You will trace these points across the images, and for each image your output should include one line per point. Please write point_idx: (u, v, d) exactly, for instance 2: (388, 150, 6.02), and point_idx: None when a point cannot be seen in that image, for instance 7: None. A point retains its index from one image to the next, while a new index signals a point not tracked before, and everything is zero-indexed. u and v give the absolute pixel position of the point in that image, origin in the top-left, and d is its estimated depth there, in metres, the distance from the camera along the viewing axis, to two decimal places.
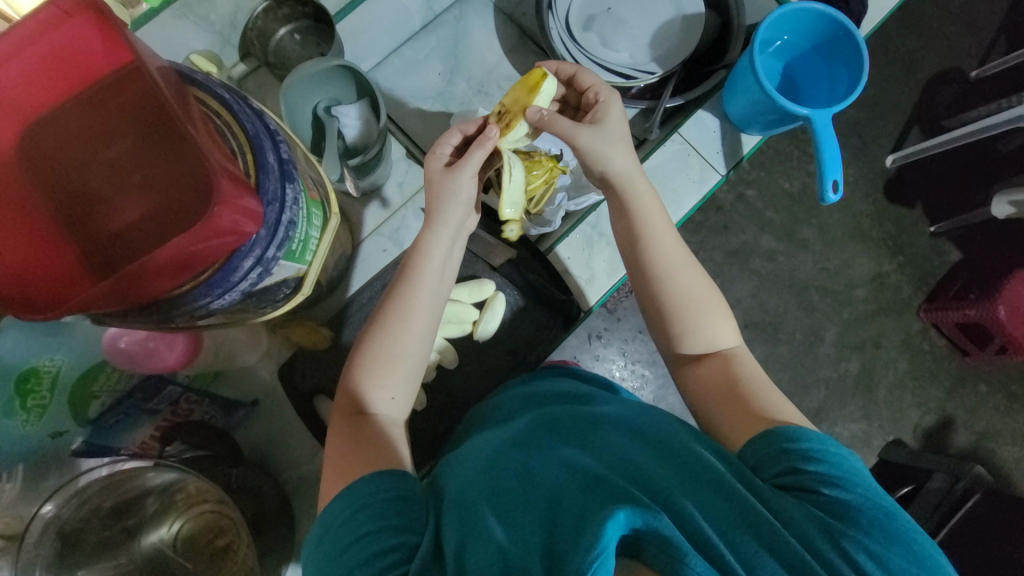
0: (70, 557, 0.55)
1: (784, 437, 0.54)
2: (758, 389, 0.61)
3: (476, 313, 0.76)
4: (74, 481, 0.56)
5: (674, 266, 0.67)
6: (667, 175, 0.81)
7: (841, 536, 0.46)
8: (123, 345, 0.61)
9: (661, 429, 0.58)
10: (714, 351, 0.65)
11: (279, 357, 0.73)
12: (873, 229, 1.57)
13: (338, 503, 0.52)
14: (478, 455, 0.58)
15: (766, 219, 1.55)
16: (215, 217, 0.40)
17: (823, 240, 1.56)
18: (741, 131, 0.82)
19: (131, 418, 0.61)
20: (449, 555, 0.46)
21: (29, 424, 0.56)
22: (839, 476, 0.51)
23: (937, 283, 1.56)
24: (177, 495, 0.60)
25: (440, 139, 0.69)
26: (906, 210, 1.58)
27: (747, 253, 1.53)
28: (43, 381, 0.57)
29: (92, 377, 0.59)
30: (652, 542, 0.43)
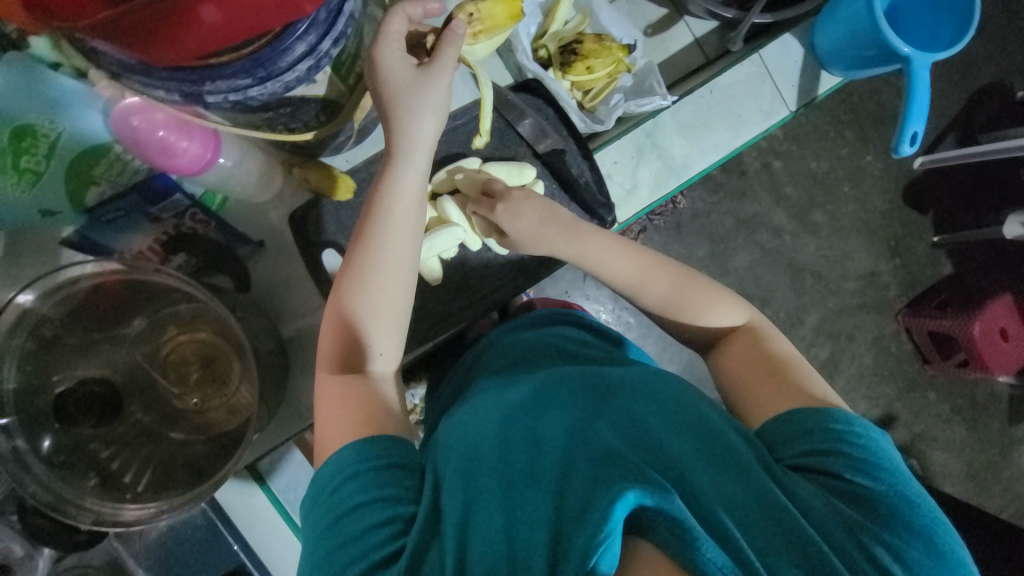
0: (50, 355, 0.56)
1: (825, 416, 0.53)
2: (791, 367, 0.60)
3: None
4: (55, 275, 0.53)
5: (640, 284, 0.65)
6: (735, 97, 0.75)
7: (862, 531, 0.46)
8: (135, 124, 0.46)
9: (676, 401, 0.56)
10: (739, 325, 0.64)
11: (291, 203, 0.67)
12: (881, 226, 1.57)
13: (335, 462, 0.50)
14: (485, 414, 0.56)
15: (785, 194, 1.52)
16: None
17: (832, 227, 1.55)
18: (821, 68, 0.77)
19: (130, 218, 0.54)
20: (451, 524, 0.45)
21: (18, 189, 0.48)
22: (870, 463, 0.51)
23: (922, 291, 1.59)
24: (167, 321, 0.60)
25: (383, 28, 0.51)
26: (917, 215, 1.58)
27: (757, 224, 1.51)
28: (39, 144, 0.47)
29: (93, 159, 0.49)
30: (662, 523, 0.42)
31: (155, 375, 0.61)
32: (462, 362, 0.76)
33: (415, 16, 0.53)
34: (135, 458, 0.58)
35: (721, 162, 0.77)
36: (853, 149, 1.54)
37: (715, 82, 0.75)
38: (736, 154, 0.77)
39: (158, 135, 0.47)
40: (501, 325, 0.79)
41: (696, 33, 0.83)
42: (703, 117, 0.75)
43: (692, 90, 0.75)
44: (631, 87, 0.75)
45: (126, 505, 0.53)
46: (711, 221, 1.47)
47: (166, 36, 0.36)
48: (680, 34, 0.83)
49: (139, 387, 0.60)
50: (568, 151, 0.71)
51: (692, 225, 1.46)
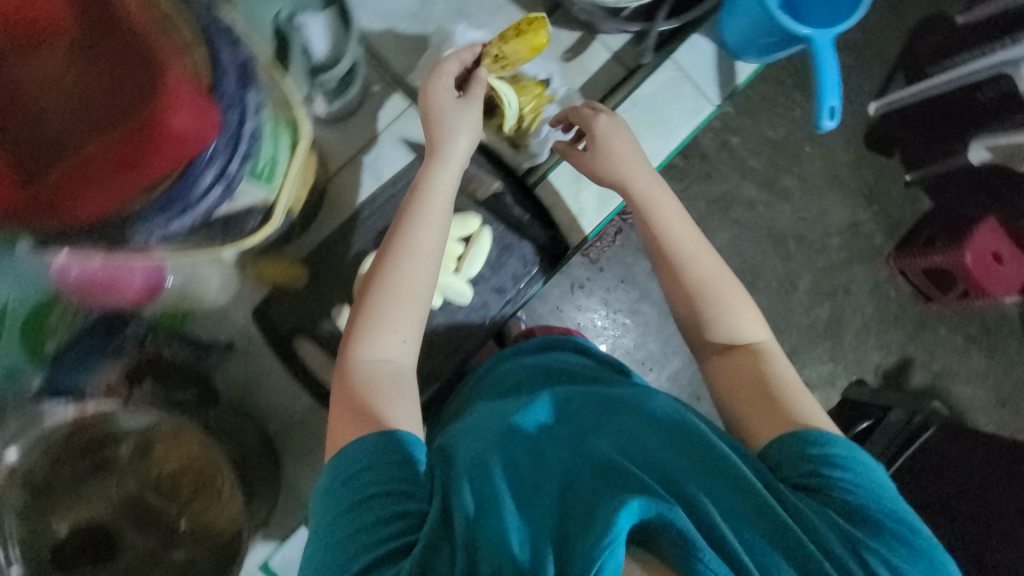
0: (44, 502, 0.57)
1: (809, 440, 0.53)
2: (790, 387, 0.59)
3: (462, 248, 0.71)
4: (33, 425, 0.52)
5: (697, 252, 0.66)
6: (659, 104, 0.77)
7: (856, 542, 0.47)
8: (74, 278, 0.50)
9: (670, 414, 0.56)
10: (738, 346, 0.63)
11: (253, 298, 0.68)
12: (850, 176, 1.55)
13: (353, 452, 0.51)
14: (492, 421, 0.55)
15: (749, 167, 1.52)
16: (170, 120, 0.37)
17: (804, 189, 1.54)
18: (736, 58, 0.78)
19: (97, 355, 0.57)
20: (460, 522, 0.45)
21: None
22: (861, 485, 0.50)
23: (906, 233, 1.55)
24: (153, 440, 0.58)
25: (439, 69, 0.65)
26: (885, 159, 1.55)
27: (729, 203, 1.51)
28: None
29: (44, 314, 0.53)
30: (665, 534, 0.43)
31: (149, 498, 0.60)
32: (460, 384, 0.77)
33: (465, 61, 0.68)
34: None
35: (660, 167, 0.79)
36: (805, 110, 1.54)
37: (636, 95, 0.77)
38: (671, 157, 0.79)
39: (100, 280, 0.51)
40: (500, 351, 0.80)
41: (611, 49, 0.85)
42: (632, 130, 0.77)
43: (616, 107, 0.77)
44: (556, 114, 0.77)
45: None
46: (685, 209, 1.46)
47: (70, 198, 0.37)
48: (596, 53, 0.85)
49: (132, 510, 0.60)
50: (507, 194, 0.74)
51: None
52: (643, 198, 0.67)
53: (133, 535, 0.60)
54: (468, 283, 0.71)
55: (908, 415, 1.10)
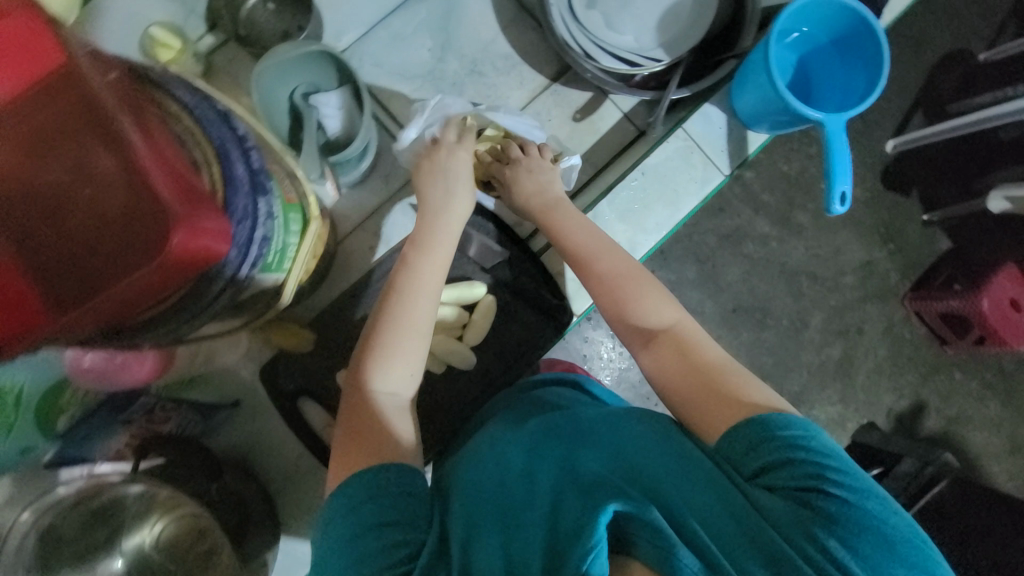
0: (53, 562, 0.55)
1: (772, 424, 0.50)
2: (722, 373, 0.57)
3: (465, 315, 0.72)
4: (48, 492, 0.56)
5: (605, 250, 0.66)
6: (668, 174, 0.77)
7: (817, 528, 0.44)
8: (88, 363, 0.51)
9: (645, 425, 0.55)
10: (657, 335, 0.61)
11: (260, 357, 0.70)
12: (869, 217, 1.45)
13: (353, 488, 0.49)
14: (487, 456, 0.58)
15: (761, 201, 1.43)
16: (175, 248, 0.37)
17: (818, 227, 1.44)
18: (747, 128, 0.78)
19: (103, 430, 0.59)
20: (457, 549, 0.47)
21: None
22: (828, 468, 0.47)
23: (924, 272, 1.45)
24: (157, 496, 0.57)
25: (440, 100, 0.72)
26: (902, 198, 1.45)
27: (740, 238, 1.42)
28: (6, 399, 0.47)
29: (60, 391, 0.52)
30: (641, 533, 0.44)
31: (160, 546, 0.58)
32: (456, 420, 0.74)
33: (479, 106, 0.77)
34: None
35: (669, 236, 0.79)
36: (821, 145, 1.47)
37: (646, 163, 0.77)
38: (679, 225, 0.79)
39: (118, 360, 0.54)
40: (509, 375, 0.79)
41: (623, 108, 0.86)
42: (641, 198, 0.77)
43: (625, 174, 0.77)
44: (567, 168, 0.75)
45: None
46: (693, 243, 1.39)
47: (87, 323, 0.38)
48: (608, 113, 0.86)
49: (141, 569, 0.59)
50: (513, 260, 0.75)
51: (677, 251, 1.39)
52: (562, 215, 0.68)
53: None
54: (469, 350, 0.73)
55: (920, 467, 1.04)
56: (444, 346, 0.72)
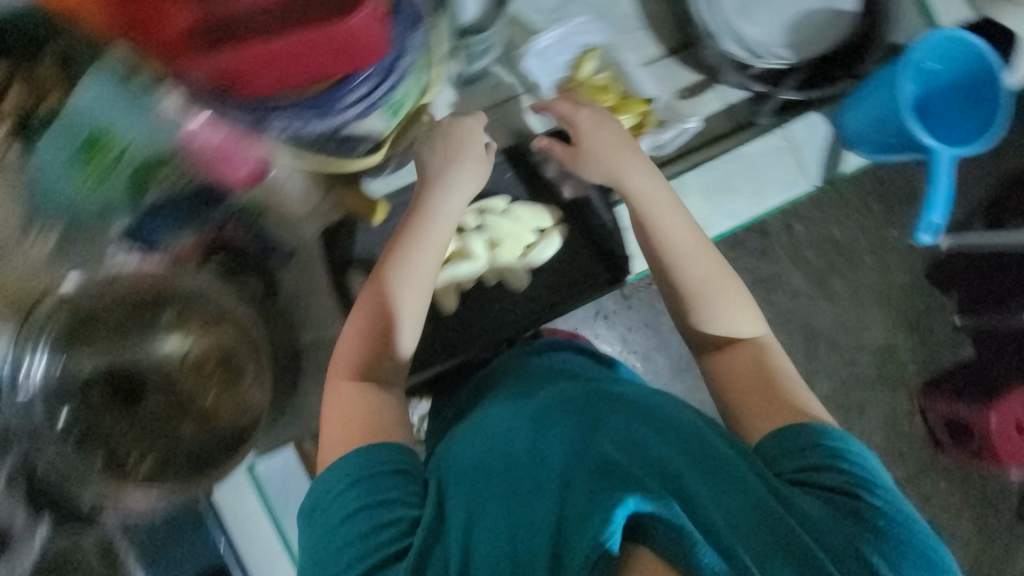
0: (81, 337, 0.58)
1: (817, 431, 0.53)
2: (785, 383, 0.59)
3: (534, 238, 0.72)
4: (103, 262, 0.58)
5: (687, 253, 0.63)
6: (762, 166, 0.78)
7: (857, 538, 0.45)
8: (203, 142, 0.49)
9: (677, 416, 0.54)
10: (735, 342, 0.62)
11: (323, 218, 0.70)
12: (901, 299, 1.25)
13: (339, 466, 0.52)
14: (495, 423, 0.55)
15: (802, 256, 1.23)
16: (346, 24, 0.45)
17: (852, 296, 1.25)
18: (846, 148, 0.81)
19: (178, 219, 0.58)
20: (456, 530, 0.46)
21: (83, 186, 0.49)
22: (866, 484, 0.49)
23: (937, 370, 1.24)
24: (196, 310, 0.61)
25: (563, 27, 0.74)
26: (933, 290, 1.25)
27: (770, 286, 1.21)
28: (109, 147, 0.47)
29: (160, 166, 0.51)
30: (661, 529, 0.41)
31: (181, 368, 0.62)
32: (493, 338, 0.73)
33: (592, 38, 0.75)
34: (148, 451, 0.59)
35: (742, 226, 0.80)
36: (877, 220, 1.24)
37: (744, 150, 0.78)
38: (754, 221, 0.80)
39: (225, 153, 0.51)
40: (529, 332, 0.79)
41: (726, 101, 0.84)
42: (728, 181, 0.78)
43: (719, 154, 0.78)
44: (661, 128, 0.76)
45: (153, 488, 0.58)
46: None
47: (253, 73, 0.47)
48: (710, 101, 0.84)
49: (159, 380, 0.61)
50: (593, 202, 0.74)
51: None
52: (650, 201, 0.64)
53: (153, 396, 0.61)
54: (527, 272, 0.73)
55: None
56: (505, 260, 0.71)
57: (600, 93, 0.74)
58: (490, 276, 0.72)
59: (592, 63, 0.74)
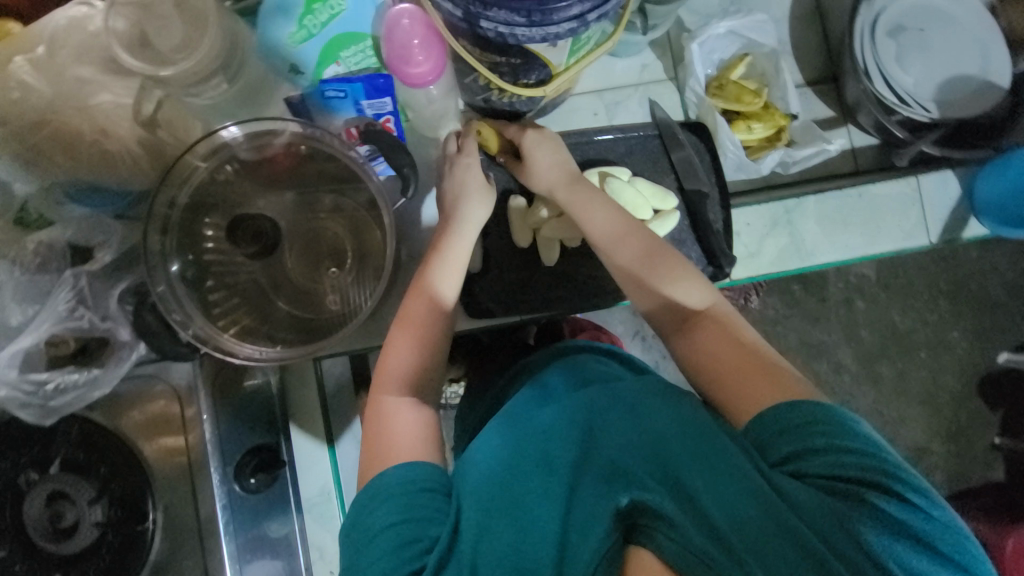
0: (218, 187, 0.62)
1: (812, 410, 0.48)
2: (757, 356, 0.54)
3: (648, 217, 0.69)
4: (265, 123, 0.60)
5: (617, 236, 0.60)
6: (881, 208, 0.78)
7: (858, 526, 0.42)
8: (397, 27, 0.57)
9: (670, 399, 0.51)
10: (698, 319, 0.57)
11: None
12: (947, 406, 1.16)
13: (382, 478, 0.49)
14: (502, 429, 0.56)
15: (858, 335, 1.16)
16: None
17: (898, 389, 1.16)
18: (972, 214, 0.80)
19: (339, 104, 0.60)
20: (465, 548, 0.45)
21: (290, 43, 0.58)
22: (878, 465, 0.45)
23: (965, 490, 1.14)
24: (318, 201, 0.65)
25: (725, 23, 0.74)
26: (983, 409, 1.16)
27: (818, 353, 1.14)
28: (323, 12, 0.57)
29: (351, 42, 0.59)
30: (646, 518, 0.43)
31: (283, 245, 0.63)
32: (574, 303, 0.73)
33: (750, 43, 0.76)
34: (239, 309, 0.62)
35: (846, 262, 0.79)
36: (943, 321, 1.17)
37: (868, 188, 0.78)
38: (861, 260, 0.79)
39: (411, 42, 0.57)
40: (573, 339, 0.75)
41: (855, 144, 0.83)
42: (844, 213, 0.78)
43: (844, 184, 0.78)
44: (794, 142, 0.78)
45: (243, 346, 0.61)
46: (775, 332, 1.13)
47: None
48: (839, 136, 0.83)
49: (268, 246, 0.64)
50: (710, 199, 0.72)
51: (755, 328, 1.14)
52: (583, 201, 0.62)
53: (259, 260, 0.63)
54: None
55: None
56: None
57: (744, 94, 0.75)
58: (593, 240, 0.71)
59: (741, 65, 0.76)
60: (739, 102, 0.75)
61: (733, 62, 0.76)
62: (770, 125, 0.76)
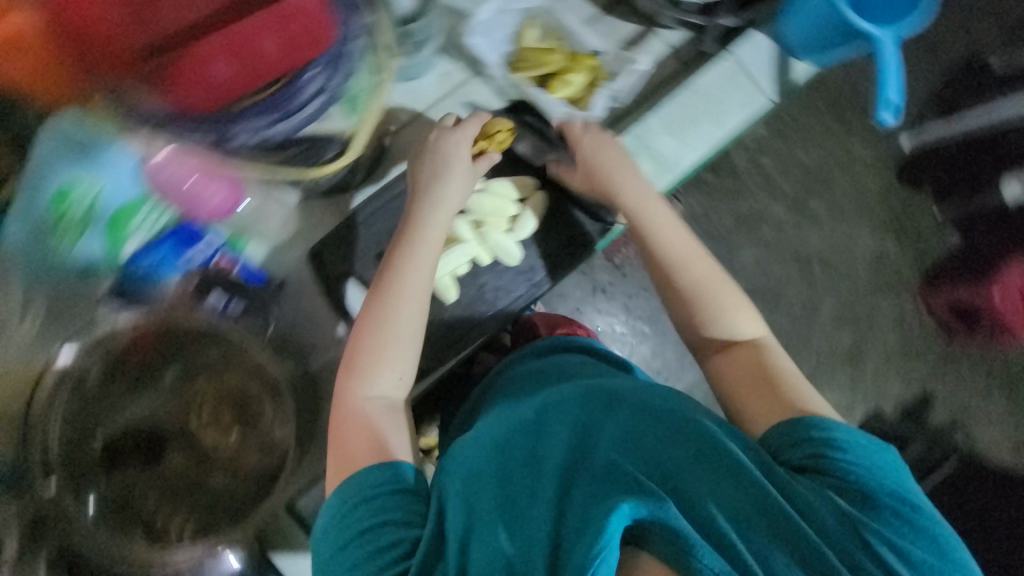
0: (89, 412, 0.59)
1: (819, 424, 0.52)
2: (790, 381, 0.59)
3: (516, 208, 0.71)
4: (95, 327, 0.59)
5: (688, 256, 0.66)
6: (716, 94, 0.80)
7: (858, 525, 0.45)
8: (162, 175, 0.54)
9: (665, 402, 0.54)
10: (736, 344, 0.63)
11: (307, 241, 0.70)
12: (881, 206, 1.23)
13: (345, 489, 0.53)
14: (491, 428, 0.56)
15: (779, 188, 1.21)
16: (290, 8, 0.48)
17: (836, 215, 1.22)
18: (793, 58, 0.82)
19: (162, 269, 0.60)
20: (453, 541, 0.46)
21: (64, 246, 0.54)
22: (870, 482, 0.49)
23: (935, 265, 1.22)
24: (196, 369, 0.62)
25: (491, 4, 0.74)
26: (913, 192, 1.24)
27: (756, 221, 1.20)
28: (75, 205, 0.52)
29: (128, 213, 0.55)
30: (658, 534, 0.42)
31: (187, 423, 0.61)
32: (494, 324, 0.72)
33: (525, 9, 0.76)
34: (175, 511, 0.58)
35: (713, 155, 0.81)
36: (840, 137, 1.24)
37: (694, 83, 0.79)
38: (725, 146, 0.81)
39: (187, 183, 0.56)
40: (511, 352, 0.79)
41: (672, 45, 0.83)
42: (688, 112, 0.79)
43: (672, 92, 0.79)
44: (615, 78, 0.77)
45: (198, 545, 0.56)
46: (708, 224, 1.18)
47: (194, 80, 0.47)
48: (655, 46, 0.82)
49: (172, 433, 0.61)
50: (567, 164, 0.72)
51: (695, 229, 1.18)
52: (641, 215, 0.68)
53: (171, 451, 0.60)
54: (518, 244, 0.71)
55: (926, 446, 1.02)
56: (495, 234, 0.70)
57: (544, 57, 0.75)
58: (483, 255, 0.71)
59: (530, 29, 0.76)
60: (545, 66, 0.75)
61: (521, 30, 0.77)
62: (583, 74, 0.76)
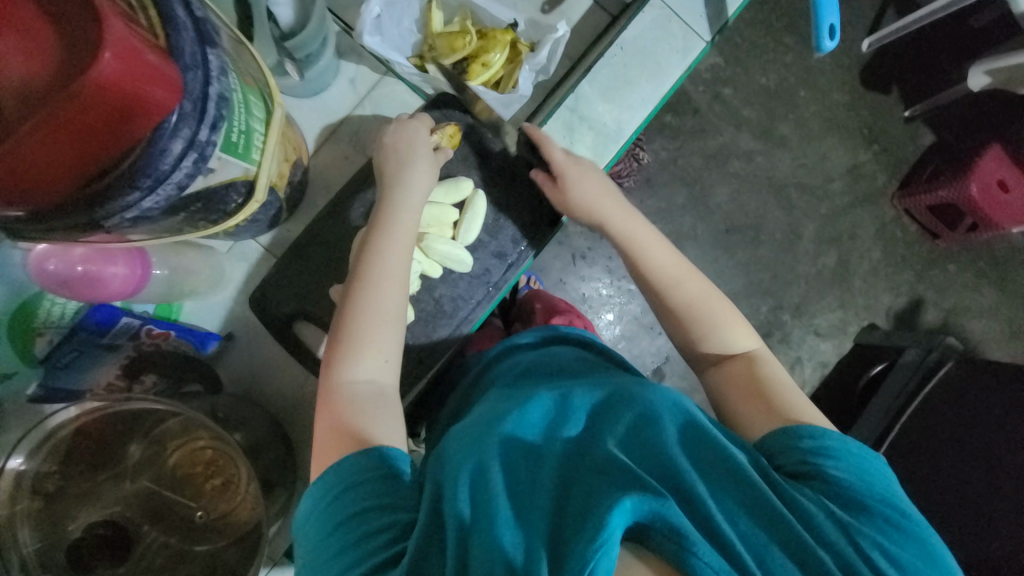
0: (55, 511, 0.55)
1: (810, 433, 0.50)
2: (785, 391, 0.56)
3: (457, 214, 0.68)
4: (38, 428, 0.53)
5: (672, 277, 0.63)
6: (648, 45, 0.74)
7: (851, 531, 0.43)
8: (52, 269, 0.51)
9: (669, 394, 0.51)
10: (732, 356, 0.59)
11: (249, 286, 0.67)
12: (850, 118, 1.18)
13: (337, 468, 0.48)
14: (484, 420, 0.52)
15: (743, 117, 1.16)
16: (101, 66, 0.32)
17: (805, 134, 1.18)
18: None
19: (91, 357, 0.57)
20: (450, 534, 0.41)
21: None
22: (864, 493, 0.46)
23: (910, 168, 1.19)
24: (163, 441, 0.59)
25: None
26: (880, 96, 1.19)
27: (725, 157, 1.15)
28: None
29: (30, 311, 0.54)
30: (659, 530, 0.39)
31: (166, 495, 0.59)
32: (460, 332, 0.71)
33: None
34: None
35: (654, 112, 0.76)
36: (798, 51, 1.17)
37: (624, 38, 0.73)
38: (665, 101, 0.76)
39: (78, 271, 0.52)
40: (503, 342, 0.75)
41: None
42: (622, 72, 0.74)
43: (603, 52, 0.73)
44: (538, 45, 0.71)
45: None
46: (675, 171, 1.13)
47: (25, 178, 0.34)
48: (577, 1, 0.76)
49: (154, 508, 0.59)
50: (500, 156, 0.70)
51: (663, 178, 1.13)
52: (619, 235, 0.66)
53: (151, 527, 0.58)
54: (464, 251, 0.68)
55: (924, 355, 1.01)
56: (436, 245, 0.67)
57: (455, 39, 0.68)
58: (428, 267, 0.68)
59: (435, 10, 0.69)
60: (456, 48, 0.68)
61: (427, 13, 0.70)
62: (501, 50, 0.69)
